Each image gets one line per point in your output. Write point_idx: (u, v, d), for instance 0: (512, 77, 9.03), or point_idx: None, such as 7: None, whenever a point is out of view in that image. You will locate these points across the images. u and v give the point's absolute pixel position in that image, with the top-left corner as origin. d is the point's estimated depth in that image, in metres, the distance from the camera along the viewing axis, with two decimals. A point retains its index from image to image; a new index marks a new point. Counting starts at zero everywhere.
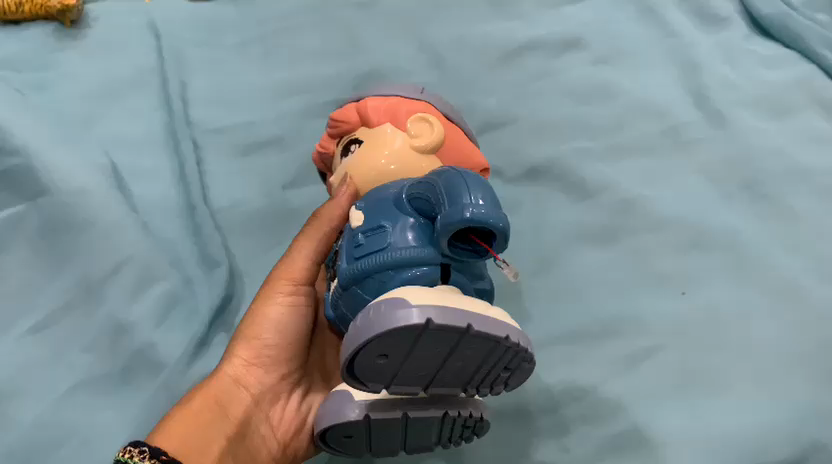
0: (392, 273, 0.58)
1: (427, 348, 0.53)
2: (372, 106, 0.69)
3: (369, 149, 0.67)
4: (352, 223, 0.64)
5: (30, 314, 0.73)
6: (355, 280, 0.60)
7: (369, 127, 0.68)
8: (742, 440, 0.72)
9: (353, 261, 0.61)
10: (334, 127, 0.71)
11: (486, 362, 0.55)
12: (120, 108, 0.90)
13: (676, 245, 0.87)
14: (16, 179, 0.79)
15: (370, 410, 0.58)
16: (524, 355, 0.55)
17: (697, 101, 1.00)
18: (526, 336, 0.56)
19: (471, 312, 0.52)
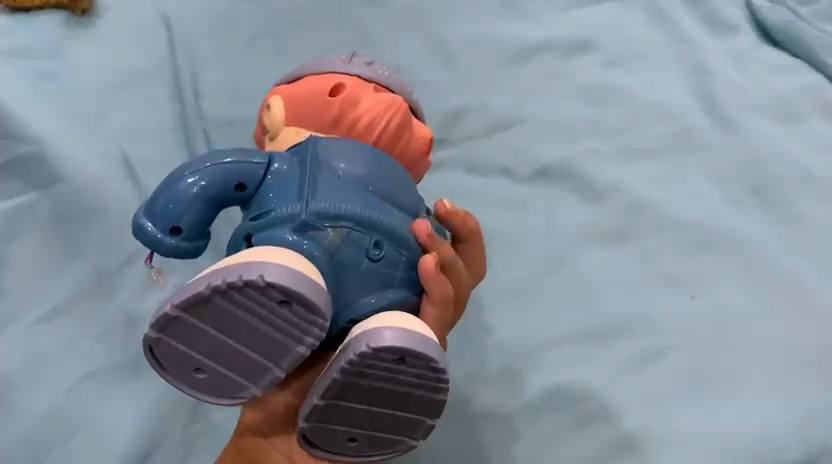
0: None
1: (197, 345, 0.50)
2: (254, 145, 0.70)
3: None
4: None
5: (42, 303, 0.74)
6: None
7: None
8: (753, 442, 0.72)
9: None
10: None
11: (252, 312, 0.49)
12: (130, 96, 0.89)
13: (686, 248, 0.87)
14: (28, 168, 0.79)
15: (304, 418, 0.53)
16: (255, 281, 0.48)
17: (706, 106, 1.00)
18: (255, 260, 0.49)
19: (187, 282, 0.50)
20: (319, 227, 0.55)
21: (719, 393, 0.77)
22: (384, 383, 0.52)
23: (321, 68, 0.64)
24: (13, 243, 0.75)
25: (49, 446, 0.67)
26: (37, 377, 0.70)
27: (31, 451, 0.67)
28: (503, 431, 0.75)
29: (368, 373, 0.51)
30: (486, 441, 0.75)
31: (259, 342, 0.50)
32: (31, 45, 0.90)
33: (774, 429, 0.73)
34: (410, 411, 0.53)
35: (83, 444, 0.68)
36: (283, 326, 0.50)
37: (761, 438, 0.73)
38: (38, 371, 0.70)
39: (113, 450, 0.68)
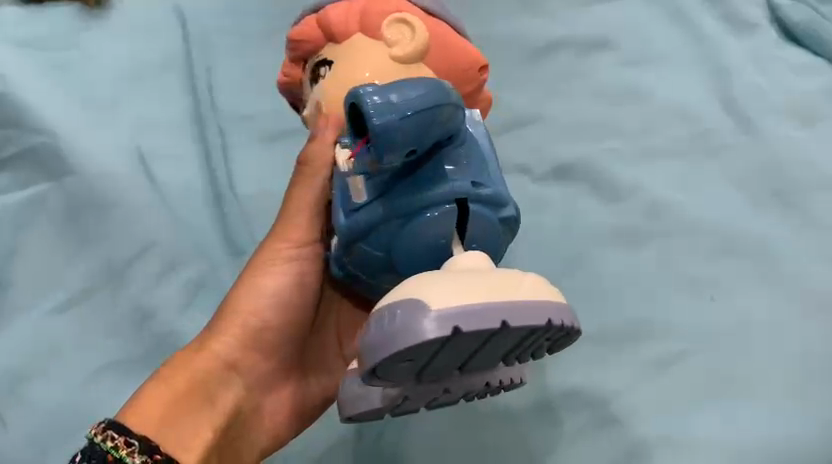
0: (380, 228, 0.57)
1: (502, 345, 0.50)
2: (326, 16, 0.62)
3: (329, 73, 0.62)
4: (338, 161, 0.60)
5: (53, 294, 0.73)
6: (358, 237, 0.58)
7: (338, 43, 0.62)
8: (772, 451, 0.71)
9: (351, 214, 0.58)
10: (293, 49, 0.65)
11: (518, 345, 0.51)
12: (144, 89, 0.88)
13: (706, 251, 0.86)
14: (40, 159, 0.78)
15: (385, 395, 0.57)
16: (569, 332, 0.51)
17: (726, 106, 0.99)
18: (567, 306, 0.51)
19: (412, 313, 0.48)
20: (508, 220, 0.60)
21: (738, 399, 0.75)
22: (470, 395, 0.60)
23: (456, 21, 0.65)
24: (26, 231, 0.75)
25: (59, 439, 0.67)
26: (47, 369, 0.70)
27: (42, 444, 0.66)
28: (518, 429, 0.75)
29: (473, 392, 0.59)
30: (502, 446, 0.74)
31: (486, 358, 0.52)
32: (47, 37, 0.90)
33: (796, 434, 0.72)
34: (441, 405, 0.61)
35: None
36: (510, 354, 0.52)
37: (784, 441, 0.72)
38: (48, 365, 0.70)
39: None
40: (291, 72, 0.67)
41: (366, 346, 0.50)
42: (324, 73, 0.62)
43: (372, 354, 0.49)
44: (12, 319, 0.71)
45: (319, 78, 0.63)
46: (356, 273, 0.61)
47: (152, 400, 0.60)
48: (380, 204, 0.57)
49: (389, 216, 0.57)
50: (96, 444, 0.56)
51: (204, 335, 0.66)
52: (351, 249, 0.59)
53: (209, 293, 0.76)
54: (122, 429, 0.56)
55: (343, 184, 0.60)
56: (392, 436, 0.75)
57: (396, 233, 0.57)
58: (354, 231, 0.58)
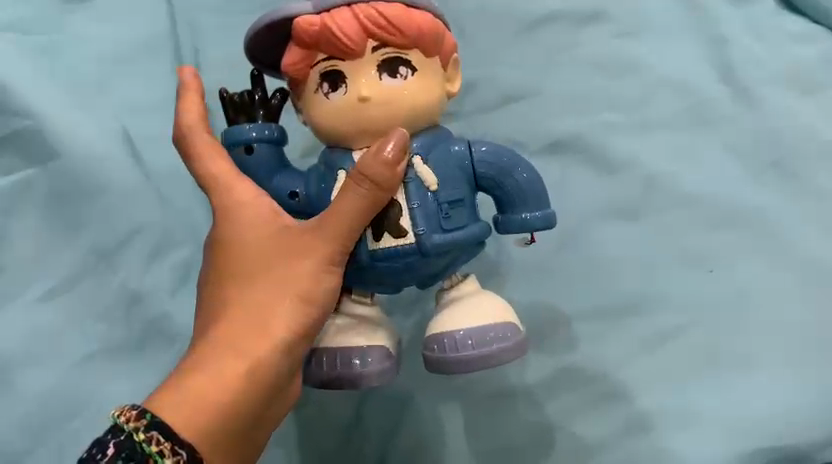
0: (455, 253, 0.63)
1: None
2: (424, 21, 0.60)
3: (410, 81, 0.61)
4: (428, 184, 0.62)
5: (42, 280, 0.72)
6: (438, 252, 0.62)
7: (421, 53, 0.62)
8: (770, 424, 0.71)
9: (441, 232, 0.62)
10: (379, 28, 0.60)
11: None
12: (129, 71, 0.86)
13: (703, 223, 0.84)
14: (24, 143, 0.76)
15: (371, 361, 0.63)
16: None
17: (724, 76, 0.97)
18: None
19: (498, 348, 0.62)
20: None
21: (737, 373, 0.74)
22: None
23: None
24: (16, 217, 0.73)
25: (55, 427, 0.67)
26: (40, 356, 0.69)
27: (38, 431, 0.66)
28: (512, 408, 0.75)
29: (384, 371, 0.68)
30: (503, 425, 0.74)
31: None
32: (29, 16, 0.87)
33: (798, 412, 0.71)
34: None
35: (87, 423, 0.68)
36: None
37: (785, 417, 0.71)
38: (39, 353, 0.69)
39: None
40: (357, 45, 0.60)
41: (452, 360, 0.62)
42: (404, 77, 0.61)
43: (454, 367, 0.62)
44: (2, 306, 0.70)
45: (397, 78, 0.61)
46: (398, 272, 0.63)
47: (193, 402, 0.52)
48: (468, 231, 0.63)
49: (466, 242, 0.63)
50: (136, 443, 0.49)
51: (245, 319, 0.57)
52: (418, 261, 0.62)
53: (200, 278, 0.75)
54: (168, 434, 0.50)
55: (424, 199, 0.62)
56: (383, 420, 0.75)
57: (444, 260, 0.63)
58: (439, 245, 0.62)
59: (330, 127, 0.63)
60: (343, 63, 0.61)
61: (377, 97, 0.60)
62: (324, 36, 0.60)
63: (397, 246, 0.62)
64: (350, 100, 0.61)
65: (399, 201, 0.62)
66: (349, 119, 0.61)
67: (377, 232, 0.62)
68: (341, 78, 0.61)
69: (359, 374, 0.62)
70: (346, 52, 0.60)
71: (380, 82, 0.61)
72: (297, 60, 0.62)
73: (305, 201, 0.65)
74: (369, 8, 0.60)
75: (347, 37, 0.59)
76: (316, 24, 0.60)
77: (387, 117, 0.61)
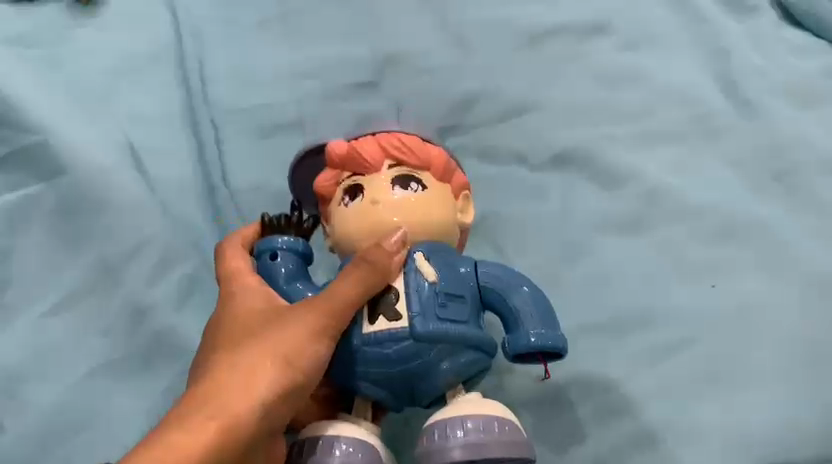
0: (449, 354, 0.62)
1: None
2: (439, 156, 0.68)
3: (421, 195, 0.66)
4: (428, 277, 0.63)
5: (48, 295, 0.71)
6: (430, 343, 0.61)
7: (432, 176, 0.68)
8: (777, 440, 0.70)
9: (434, 322, 0.61)
10: (395, 149, 0.67)
11: None
12: (134, 84, 0.87)
13: (705, 237, 0.84)
14: (32, 157, 0.76)
15: (351, 453, 0.60)
16: None
17: (727, 88, 0.97)
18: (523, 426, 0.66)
19: (491, 436, 0.59)
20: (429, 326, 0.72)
21: (740, 388, 0.74)
22: None
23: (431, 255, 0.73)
24: (22, 232, 0.73)
25: (52, 446, 0.64)
26: (43, 371, 0.68)
27: (36, 449, 0.64)
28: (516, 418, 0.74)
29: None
30: None
31: None
32: (36, 33, 0.89)
33: (806, 430, 0.70)
34: None
35: (87, 441, 0.65)
36: None
37: (792, 433, 0.70)
38: (43, 368, 0.68)
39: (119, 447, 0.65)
40: (376, 162, 0.67)
41: (440, 446, 0.59)
42: (416, 192, 0.66)
43: (440, 456, 0.59)
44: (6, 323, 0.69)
45: (407, 190, 0.66)
46: (390, 358, 0.61)
47: (172, 454, 0.50)
48: (461, 328, 0.62)
49: (462, 338, 0.62)
50: None
51: (231, 380, 0.54)
52: (412, 351, 0.61)
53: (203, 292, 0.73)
54: None
55: (422, 291, 0.63)
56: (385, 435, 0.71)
57: (435, 359, 0.61)
58: (432, 333, 0.61)
59: (346, 234, 0.66)
60: (363, 177, 0.67)
61: (388, 202, 0.65)
62: (348, 156, 0.68)
63: (393, 327, 0.62)
64: (363, 206, 0.66)
65: (397, 286, 0.63)
66: (364, 222, 0.65)
67: (372, 315, 0.62)
68: (359, 191, 0.67)
69: (333, 457, 0.59)
70: (365, 166, 0.67)
71: (394, 192, 0.66)
72: (326, 180, 0.69)
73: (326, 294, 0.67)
74: (391, 133, 0.68)
75: (367, 155, 0.67)
76: (343, 149, 0.68)
77: (397, 222, 0.65)
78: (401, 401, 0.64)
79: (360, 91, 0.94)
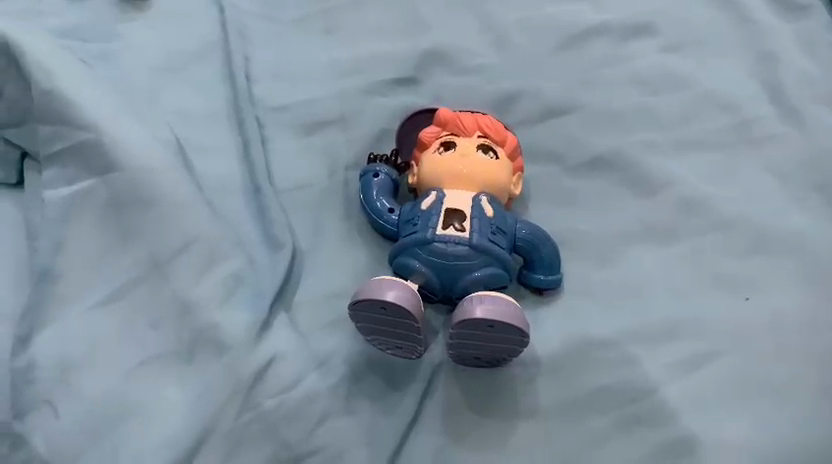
0: (489, 267, 0.72)
1: (503, 347, 0.69)
2: (511, 141, 0.80)
3: (494, 162, 0.77)
4: (484, 208, 0.74)
5: (99, 287, 0.73)
6: (480, 251, 0.71)
7: (506, 157, 0.79)
8: (807, 453, 0.70)
9: (484, 240, 0.72)
10: (481, 139, 0.79)
11: (490, 355, 0.71)
12: (182, 80, 0.90)
13: (741, 249, 0.84)
14: (85, 153, 0.77)
15: (401, 301, 0.67)
16: (504, 358, 0.71)
17: (771, 94, 0.97)
18: (473, 363, 0.74)
19: (508, 312, 0.67)
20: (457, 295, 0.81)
21: (769, 399, 0.74)
22: (405, 337, 0.70)
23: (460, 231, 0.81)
24: (74, 227, 0.75)
25: (102, 435, 0.66)
26: (93, 359, 0.69)
27: (86, 436, 0.66)
28: (549, 431, 0.72)
29: (411, 338, 0.70)
30: (541, 449, 0.71)
31: (473, 353, 0.70)
32: (86, 27, 0.92)
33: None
34: (388, 345, 0.72)
35: (133, 429, 0.66)
36: (468, 358, 0.72)
37: (821, 449, 0.70)
38: (93, 357, 0.69)
39: (161, 440, 0.65)
40: (468, 130, 0.79)
41: (469, 305, 0.67)
42: (490, 159, 0.77)
43: (468, 313, 0.67)
44: (58, 315, 0.71)
45: (488, 157, 0.78)
46: (444, 254, 0.71)
47: None
48: (503, 255, 0.72)
49: (499, 258, 0.72)
50: None
51: None
52: (464, 254, 0.71)
53: (248, 290, 0.74)
54: None
55: (482, 218, 0.73)
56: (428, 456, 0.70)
57: (473, 269, 0.71)
58: (485, 248, 0.71)
59: (434, 173, 0.77)
60: (456, 138, 0.78)
61: (472, 158, 0.77)
62: (450, 119, 0.79)
63: (455, 236, 0.72)
64: (454, 157, 0.77)
65: (465, 211, 0.73)
66: (450, 166, 0.76)
67: (445, 224, 0.73)
68: (452, 146, 0.78)
69: (384, 294, 0.67)
70: (461, 131, 0.78)
71: (475, 152, 0.77)
72: (428, 131, 0.79)
73: (398, 219, 0.77)
74: (484, 116, 0.80)
75: (464, 123, 0.79)
76: (446, 113, 0.79)
77: (471, 179, 0.76)
78: (443, 288, 0.73)
79: (400, 89, 0.95)
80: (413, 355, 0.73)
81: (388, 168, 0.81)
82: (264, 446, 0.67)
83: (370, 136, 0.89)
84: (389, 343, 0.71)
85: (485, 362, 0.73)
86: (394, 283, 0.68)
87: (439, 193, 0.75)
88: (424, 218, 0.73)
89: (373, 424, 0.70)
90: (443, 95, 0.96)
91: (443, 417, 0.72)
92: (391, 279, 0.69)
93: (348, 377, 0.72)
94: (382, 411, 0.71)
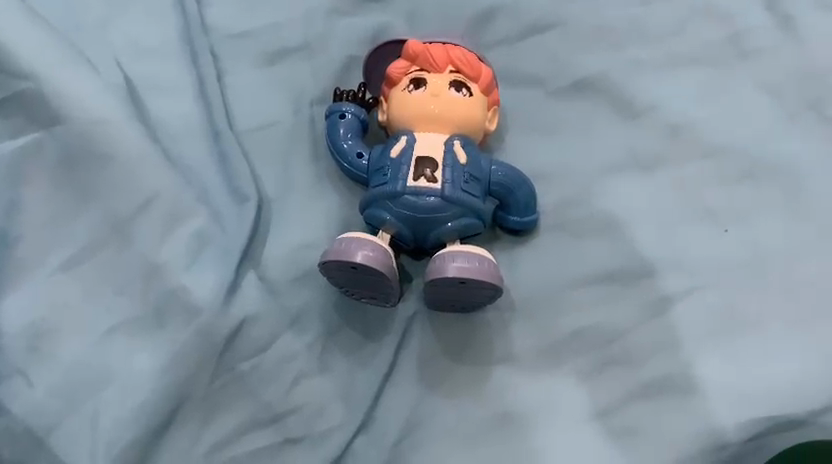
0: (463, 218, 0.69)
1: (477, 299, 0.68)
2: (486, 74, 0.74)
3: (467, 101, 0.72)
4: (456, 155, 0.70)
5: (58, 250, 0.69)
6: (452, 203, 0.68)
7: (481, 93, 0.74)
8: (782, 388, 0.70)
9: (457, 191, 0.68)
10: (453, 74, 0.73)
11: (465, 306, 0.70)
12: (129, 7, 0.82)
13: (726, 177, 0.81)
14: (27, 105, 0.71)
15: (371, 260, 0.66)
16: (479, 307, 0.71)
17: (767, 0, 0.89)
18: (449, 311, 0.74)
19: (482, 269, 0.65)
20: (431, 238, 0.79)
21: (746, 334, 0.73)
22: (379, 292, 0.69)
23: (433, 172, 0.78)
24: (24, 186, 0.70)
25: (75, 405, 0.65)
26: (59, 327, 0.67)
27: (60, 407, 0.64)
28: (524, 376, 0.73)
29: (385, 292, 0.69)
30: (517, 393, 0.72)
31: (448, 304, 0.70)
32: None
33: (808, 383, 0.70)
34: (364, 298, 0.71)
35: (107, 397, 0.65)
36: (443, 307, 0.72)
37: (795, 384, 0.70)
38: (59, 324, 0.67)
39: (138, 407, 0.65)
40: (438, 66, 0.73)
41: (443, 261, 0.66)
42: (464, 97, 0.72)
43: (441, 271, 0.65)
44: (16, 281, 0.67)
45: (462, 94, 0.72)
46: (415, 207, 0.68)
47: None
48: (477, 205, 0.70)
49: (472, 208, 0.69)
50: None
51: None
52: (436, 206, 0.68)
53: (213, 249, 0.72)
54: None
55: (454, 166, 0.69)
56: (404, 408, 0.71)
57: (445, 221, 0.69)
58: (458, 199, 0.68)
59: (403, 115, 0.72)
60: (427, 75, 0.73)
61: (444, 97, 0.71)
62: (419, 53, 0.73)
63: (426, 188, 0.68)
64: (425, 97, 0.72)
65: (437, 159, 0.70)
66: (420, 108, 0.71)
67: (416, 175, 0.69)
68: (422, 83, 0.72)
69: (354, 255, 0.65)
70: (431, 67, 0.73)
71: (448, 90, 0.72)
72: (397, 67, 0.74)
73: (367, 164, 0.73)
74: (456, 48, 0.74)
75: (435, 57, 0.73)
76: (415, 46, 0.73)
77: (443, 121, 0.71)
78: (416, 239, 0.71)
79: (368, 5, 0.87)
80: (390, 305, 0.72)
81: (356, 107, 0.76)
82: (241, 408, 0.68)
83: (335, 68, 0.83)
84: (365, 297, 0.71)
85: (460, 310, 0.73)
86: (364, 240, 0.67)
87: (410, 138, 0.71)
88: (394, 167, 0.70)
89: (350, 378, 0.71)
90: (415, 12, 0.88)
91: (419, 367, 0.73)
92: (361, 236, 0.67)
93: (323, 333, 0.72)
94: (357, 364, 0.72)
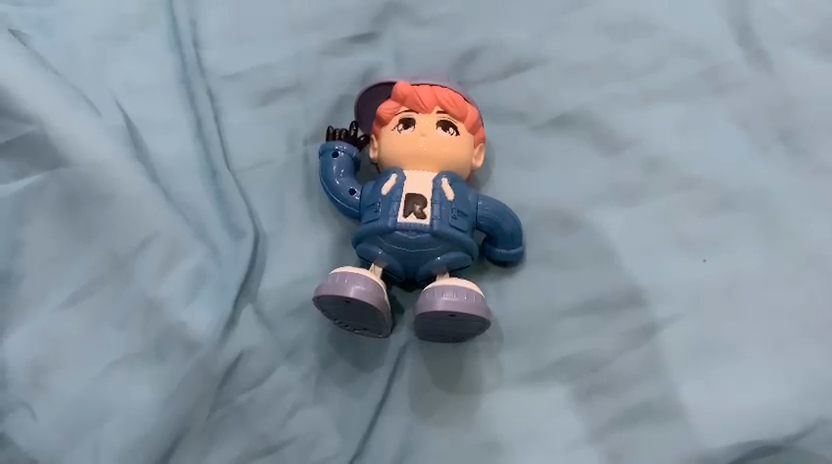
0: (452, 252, 0.72)
1: (466, 330, 0.71)
2: (472, 114, 0.77)
3: (454, 140, 0.75)
4: (444, 192, 0.73)
5: (60, 287, 0.71)
6: (441, 238, 0.71)
7: (467, 132, 0.77)
8: (758, 413, 0.73)
9: (446, 227, 0.71)
10: (441, 114, 0.76)
11: (455, 336, 0.73)
12: (128, 50, 0.85)
13: (703, 208, 0.84)
14: (31, 147, 0.74)
15: (363, 295, 0.68)
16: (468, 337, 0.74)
17: (741, 35, 0.93)
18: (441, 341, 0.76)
19: (471, 302, 0.68)
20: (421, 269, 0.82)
21: (723, 360, 0.76)
22: (371, 323, 0.72)
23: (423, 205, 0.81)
24: (27, 225, 0.72)
25: (77, 439, 0.67)
26: (61, 362, 0.69)
27: (61, 441, 0.66)
28: (511, 403, 0.75)
29: (377, 324, 0.72)
30: (505, 420, 0.75)
31: (439, 335, 0.73)
32: None
33: (783, 407, 0.73)
34: (356, 329, 0.74)
35: (108, 430, 0.67)
36: (434, 338, 0.74)
37: (771, 408, 0.73)
38: (61, 359, 0.69)
39: (138, 439, 0.67)
40: (426, 106, 0.76)
41: (433, 295, 0.69)
42: (451, 136, 0.75)
43: (432, 305, 0.68)
44: (20, 318, 0.70)
45: (449, 134, 0.76)
46: (406, 243, 0.71)
47: None
48: (465, 239, 0.73)
49: (460, 243, 0.72)
50: None
51: None
52: (426, 242, 0.71)
53: (210, 285, 0.75)
54: None
55: (443, 203, 0.72)
56: (397, 437, 0.73)
57: (435, 255, 0.72)
58: (447, 235, 0.71)
59: (393, 153, 0.75)
60: (416, 115, 0.76)
61: (432, 137, 0.75)
62: (408, 94, 0.76)
63: (416, 224, 0.71)
64: (413, 136, 0.75)
65: (426, 196, 0.73)
66: (409, 147, 0.75)
67: (406, 211, 0.72)
68: (411, 123, 0.76)
69: (347, 290, 0.68)
70: (419, 107, 0.76)
71: (435, 130, 0.75)
72: (386, 107, 0.77)
73: (359, 200, 0.76)
74: (443, 89, 0.77)
75: (423, 98, 0.76)
76: (404, 87, 0.76)
77: (431, 160, 0.74)
78: (407, 272, 0.74)
79: (359, 46, 0.91)
80: (382, 335, 0.75)
81: (347, 145, 0.79)
82: (238, 438, 0.70)
83: (327, 106, 0.86)
84: (357, 328, 0.73)
85: (451, 340, 0.75)
86: (356, 275, 0.69)
87: (400, 176, 0.74)
88: (385, 204, 0.73)
89: (343, 408, 0.74)
90: (403, 52, 0.91)
91: (410, 396, 0.75)
92: (353, 270, 0.70)
93: (317, 364, 0.75)
94: (350, 394, 0.74)
